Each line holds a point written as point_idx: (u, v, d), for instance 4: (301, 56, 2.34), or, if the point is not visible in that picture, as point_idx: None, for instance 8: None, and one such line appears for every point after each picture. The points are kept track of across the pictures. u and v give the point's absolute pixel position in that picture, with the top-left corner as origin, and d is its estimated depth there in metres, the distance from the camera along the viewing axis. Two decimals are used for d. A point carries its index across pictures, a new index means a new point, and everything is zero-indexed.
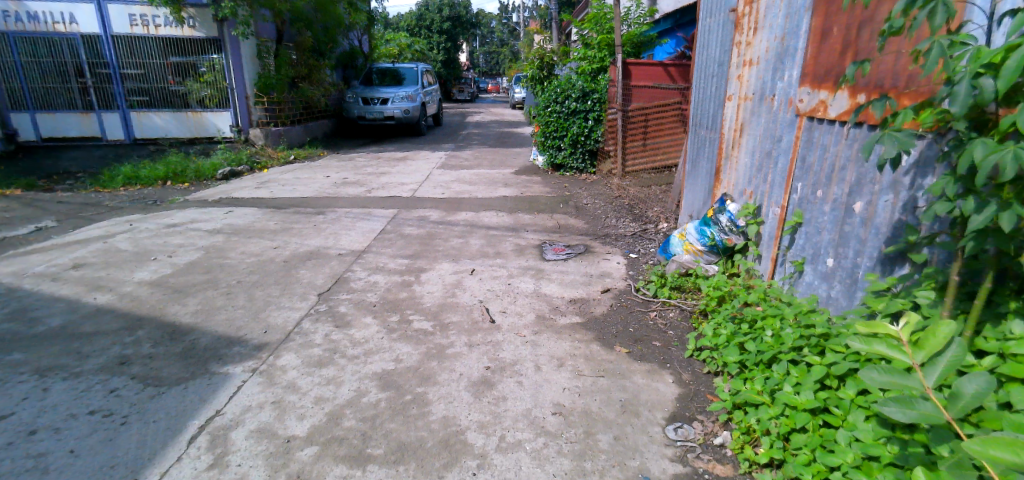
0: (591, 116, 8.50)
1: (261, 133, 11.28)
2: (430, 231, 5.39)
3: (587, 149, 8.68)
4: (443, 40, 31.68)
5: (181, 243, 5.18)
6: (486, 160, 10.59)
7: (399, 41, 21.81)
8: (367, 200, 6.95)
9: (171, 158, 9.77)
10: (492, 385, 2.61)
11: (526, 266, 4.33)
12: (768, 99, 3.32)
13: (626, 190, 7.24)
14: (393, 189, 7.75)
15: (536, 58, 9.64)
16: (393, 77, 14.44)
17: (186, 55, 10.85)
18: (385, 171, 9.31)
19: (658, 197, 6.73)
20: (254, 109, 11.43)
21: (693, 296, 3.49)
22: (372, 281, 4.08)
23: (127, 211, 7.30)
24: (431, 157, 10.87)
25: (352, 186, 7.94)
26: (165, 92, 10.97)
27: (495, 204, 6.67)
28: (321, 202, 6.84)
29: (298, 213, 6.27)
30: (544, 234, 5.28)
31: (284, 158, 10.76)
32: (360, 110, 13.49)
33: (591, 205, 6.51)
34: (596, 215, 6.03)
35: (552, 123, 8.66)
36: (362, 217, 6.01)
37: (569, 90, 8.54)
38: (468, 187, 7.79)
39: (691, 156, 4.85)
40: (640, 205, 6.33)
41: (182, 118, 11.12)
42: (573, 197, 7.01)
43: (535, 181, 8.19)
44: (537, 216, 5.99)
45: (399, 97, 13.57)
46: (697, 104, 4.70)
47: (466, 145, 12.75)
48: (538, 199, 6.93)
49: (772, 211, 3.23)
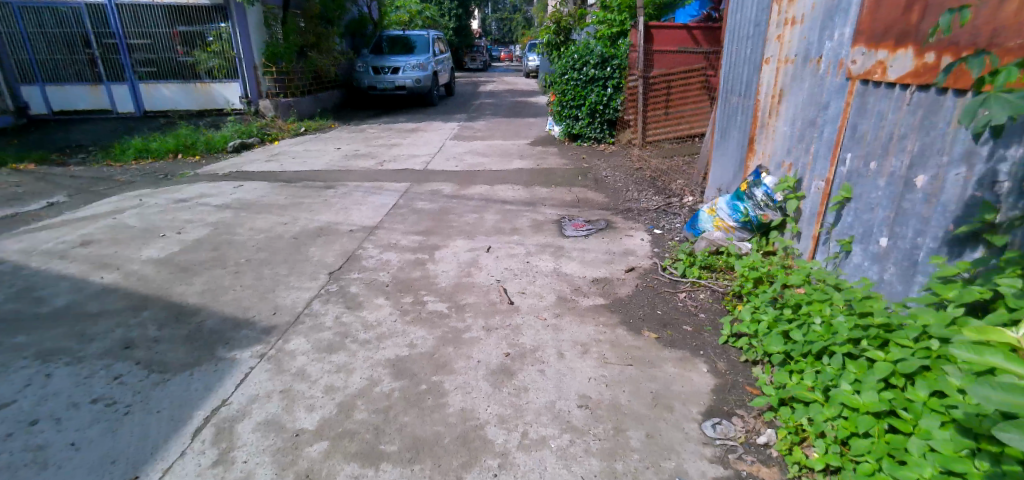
0: (610, 83, 8.12)
1: (270, 105, 11.08)
2: (443, 206, 5.19)
3: (605, 119, 8.36)
4: (454, 7, 30.95)
5: (191, 218, 5.00)
6: (499, 131, 10.30)
7: (408, 8, 21.25)
8: (379, 174, 6.74)
9: (181, 130, 9.61)
10: (512, 374, 2.45)
11: (545, 243, 4.11)
12: (813, 62, 3.05)
13: (647, 162, 6.96)
14: (405, 162, 7.53)
15: (552, 22, 9.19)
16: (404, 45, 14.05)
17: (192, 25, 10.59)
18: (396, 143, 9.07)
19: (681, 168, 6.46)
20: (262, 80, 11.21)
21: (723, 279, 3.29)
22: (384, 260, 3.90)
23: (138, 185, 7.17)
24: (443, 128, 10.61)
25: (363, 159, 7.74)
26: (172, 63, 10.76)
27: (511, 177, 6.44)
28: (331, 175, 6.65)
29: (309, 187, 6.08)
30: (562, 209, 5.05)
31: (294, 131, 10.56)
32: (370, 80, 13.16)
33: (611, 178, 6.24)
34: (617, 189, 5.78)
35: (569, 91, 8.34)
36: (373, 191, 5.81)
37: (588, 56, 8.18)
38: (482, 159, 7.54)
39: (720, 126, 4.59)
40: (662, 178, 6.07)
41: (190, 90, 10.96)
42: (591, 169, 6.75)
43: (551, 153, 7.91)
44: (556, 190, 5.75)
45: (410, 66, 13.23)
46: (727, 69, 4.44)
47: (479, 116, 12.45)
48: (556, 171, 6.67)
49: (815, 185, 3.01)
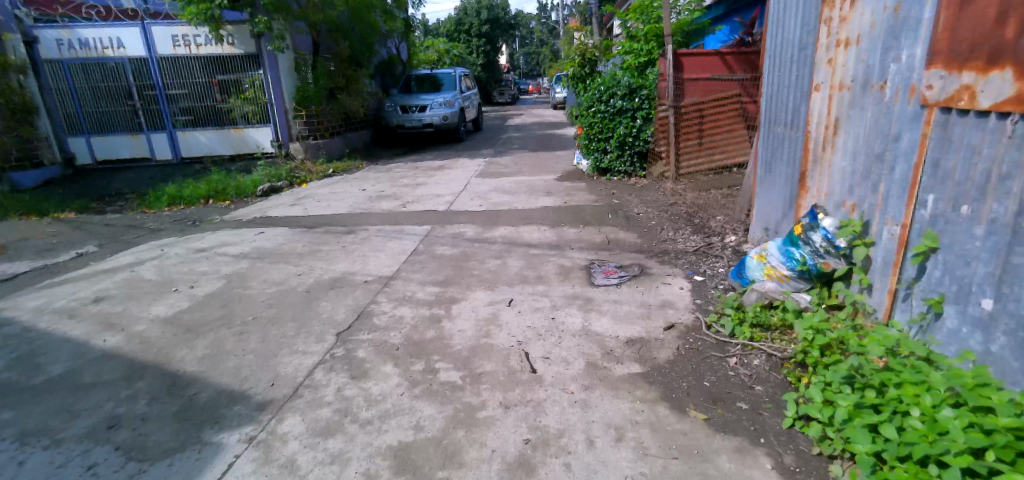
0: (640, 114, 7.81)
1: (301, 147, 11.25)
2: (465, 251, 4.89)
3: (635, 151, 8.04)
4: (482, 44, 31.46)
5: (207, 269, 4.79)
6: (526, 165, 10.05)
7: (437, 46, 21.60)
8: (401, 216, 6.52)
9: (212, 175, 9.68)
10: (532, 470, 2.08)
11: (572, 294, 3.74)
12: (877, 86, 2.75)
13: (681, 196, 6.55)
14: (430, 202, 7.31)
15: (578, 54, 8.98)
16: (432, 83, 14.12)
17: (229, 73, 10.81)
18: (422, 182, 8.90)
19: (719, 203, 6.02)
20: (292, 123, 11.32)
21: (782, 341, 2.90)
22: (398, 315, 3.55)
23: (165, 232, 7.09)
24: (469, 164, 10.44)
25: (386, 200, 7.56)
26: (212, 109, 10.93)
27: (538, 216, 6.11)
28: (352, 218, 6.46)
29: (329, 232, 5.87)
30: (592, 252, 4.67)
31: (323, 172, 10.55)
32: (398, 119, 13.21)
33: (644, 216, 5.84)
34: (650, 228, 5.39)
35: (597, 124, 8.06)
36: (393, 235, 5.57)
37: (615, 87, 7.90)
38: (507, 198, 7.26)
39: (762, 159, 4.22)
40: (699, 214, 5.65)
41: (225, 135, 11.07)
42: (623, 205, 6.38)
43: (580, 188, 7.57)
44: (587, 231, 5.37)
45: (436, 104, 13.24)
46: (766, 99, 4.10)
47: (506, 150, 12.27)
48: (585, 208, 6.32)
49: (889, 230, 2.65)
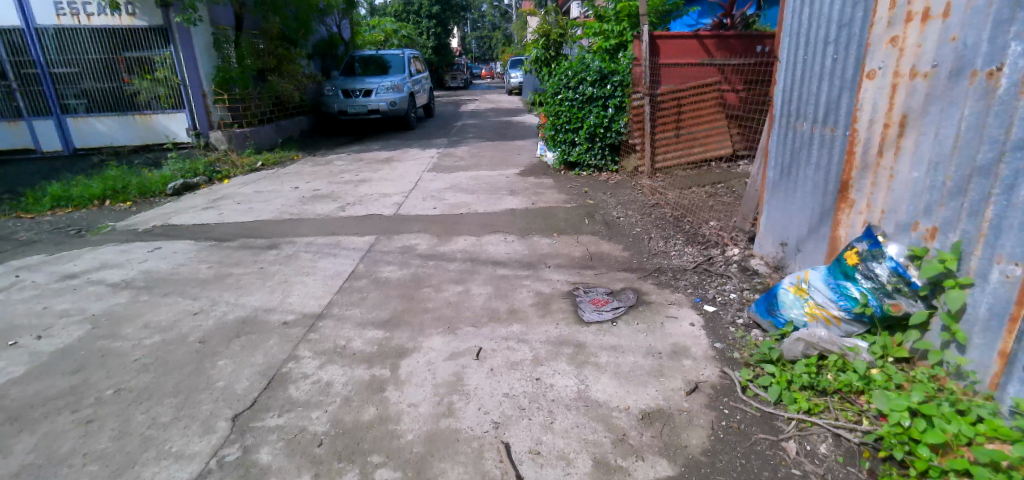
0: (611, 102, 7.10)
1: (223, 136, 9.72)
2: (416, 273, 3.98)
3: (606, 143, 7.32)
4: (433, 26, 30.04)
5: (69, 307, 3.74)
6: (484, 158, 9.14)
7: (384, 26, 20.17)
8: (339, 223, 5.47)
9: (112, 170, 8.19)
10: None
11: (557, 338, 2.91)
12: (980, 75, 2.06)
13: (664, 197, 5.86)
14: (374, 203, 6.28)
15: (541, 35, 8.05)
16: (378, 65, 12.89)
17: (131, 50, 9.25)
18: (366, 178, 7.82)
19: (708, 204, 5.37)
20: (213, 109, 9.86)
21: (850, 414, 2.14)
22: (324, 381, 2.64)
23: (40, 247, 5.79)
24: (419, 156, 9.42)
25: (322, 201, 6.48)
26: (109, 92, 9.36)
27: (504, 224, 5.22)
28: (278, 227, 5.36)
29: (247, 247, 4.79)
30: (569, 274, 3.85)
31: (250, 166, 9.17)
32: (340, 104, 11.92)
33: (626, 224, 5.07)
34: (636, 238, 4.62)
35: (564, 113, 7.31)
36: (328, 251, 4.59)
37: (584, 72, 7.16)
38: (464, 198, 6.33)
39: (775, 161, 3.50)
40: (689, 220, 4.93)
41: (129, 123, 9.55)
42: (597, 209, 5.61)
43: (546, 186, 6.75)
44: (562, 244, 4.55)
45: (383, 88, 12.02)
46: (785, 88, 3.38)
47: (461, 140, 11.26)
48: (556, 214, 5.50)
49: (1002, 271, 1.97)
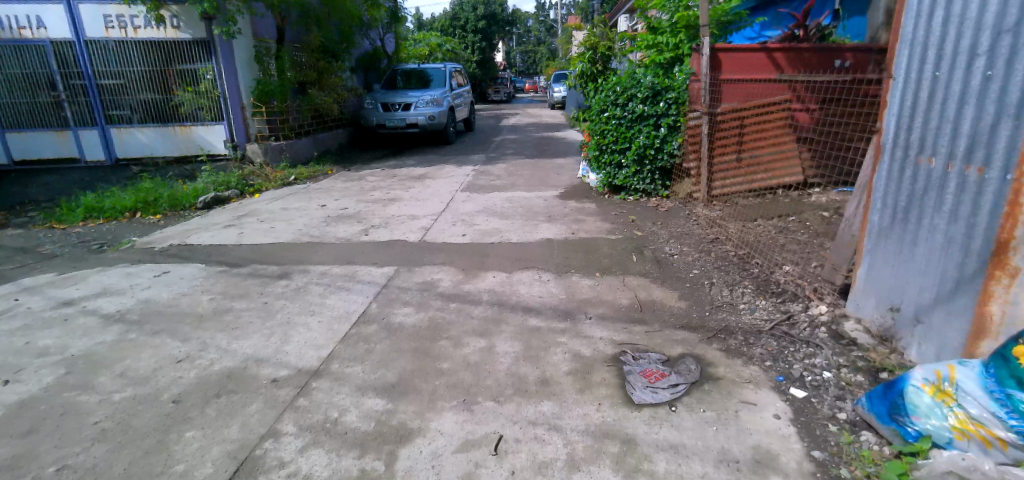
0: (664, 122, 6.57)
1: (259, 148, 9.42)
2: (434, 319, 3.42)
3: (656, 167, 6.81)
4: (477, 39, 29.93)
5: (51, 343, 3.27)
6: (522, 176, 8.58)
7: (429, 40, 20.01)
8: (359, 250, 5.00)
9: (145, 182, 8.02)
10: None
11: (598, 430, 2.32)
12: None
13: (725, 231, 5.17)
14: (400, 226, 5.80)
15: (588, 48, 7.50)
16: (420, 79, 12.60)
17: (173, 62, 9.11)
18: (397, 196, 7.37)
19: (778, 243, 4.69)
20: (250, 122, 9.66)
21: None
22: (302, 476, 2.10)
23: (57, 262, 5.50)
24: (455, 173, 8.95)
25: (347, 222, 6.04)
26: (151, 103, 9.25)
27: (541, 259, 4.61)
28: (295, 253, 4.92)
29: (258, 274, 4.32)
30: (614, 331, 3.22)
31: (283, 180, 8.88)
32: (378, 118, 11.64)
33: (682, 264, 4.39)
34: (695, 283, 3.96)
35: (610, 132, 6.84)
36: (341, 284, 4.09)
37: (634, 88, 6.67)
38: (498, 223, 5.77)
39: (883, 203, 2.95)
40: (757, 266, 4.27)
41: (169, 134, 9.41)
42: (647, 244, 4.94)
43: (588, 213, 6.15)
44: (607, 288, 3.90)
45: (423, 101, 11.68)
46: (903, 113, 2.78)
47: (499, 156, 10.75)
48: (599, 248, 4.87)
49: None
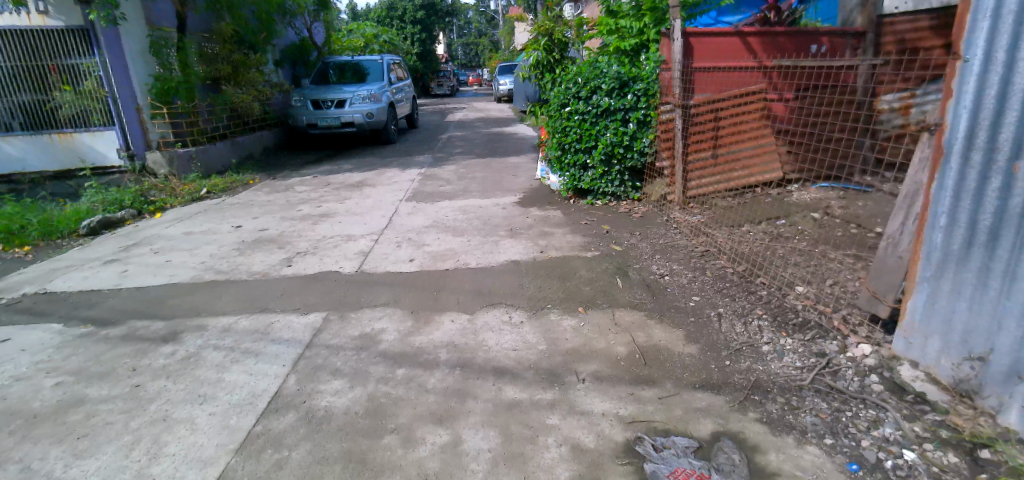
0: (632, 116, 5.94)
1: (163, 158, 8.04)
2: (378, 400, 2.55)
3: (627, 167, 6.15)
4: (417, 31, 28.60)
5: None
6: (475, 180, 7.72)
7: (364, 31, 18.66)
8: (279, 289, 4.02)
9: (9, 206, 6.60)
10: None
11: None
12: None
13: (718, 244, 4.47)
14: (332, 250, 4.83)
15: (542, 34, 6.67)
16: (355, 73, 11.42)
17: (43, 58, 7.62)
18: (330, 210, 6.33)
19: (776, 254, 4.08)
20: (149, 126, 8.22)
21: None
22: None
23: None
24: (398, 179, 7.98)
25: (267, 248, 5.01)
26: (17, 107, 7.72)
27: (507, 291, 3.78)
28: (195, 300, 3.90)
29: (134, 338, 3.40)
30: (618, 400, 2.44)
31: (193, 194, 7.54)
32: (309, 117, 10.41)
33: (676, 292, 3.65)
34: (699, 317, 3.23)
35: (574, 129, 6.14)
36: (252, 348, 3.17)
37: (598, 79, 6.02)
38: (452, 243, 4.92)
39: (953, 221, 2.29)
40: (762, 288, 3.57)
41: (44, 144, 7.89)
42: (632, 270, 4.17)
43: (553, 225, 5.41)
44: (596, 331, 3.12)
45: (358, 97, 10.53)
46: (984, 103, 2.17)
47: (446, 156, 9.80)
48: (576, 272, 4.13)
49: None
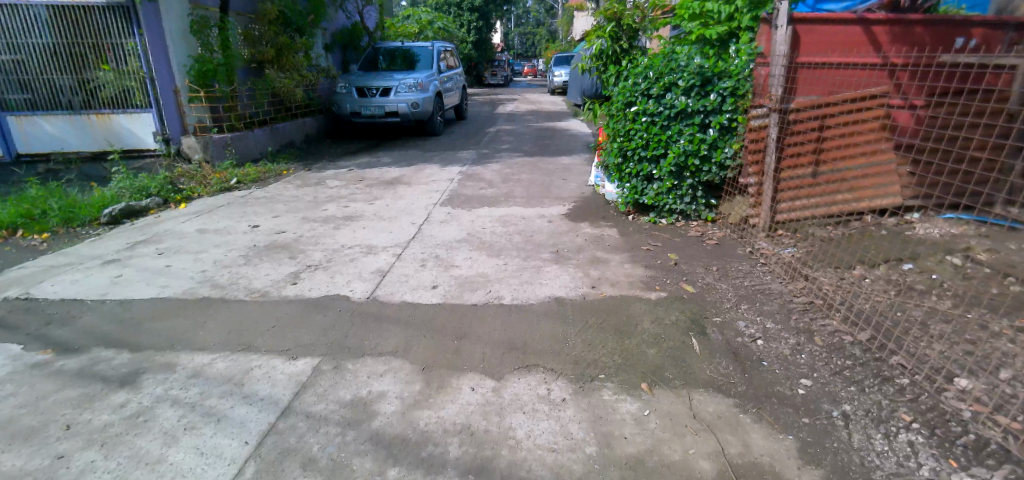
0: (712, 120, 4.96)
1: (197, 144, 7.63)
2: None
3: (700, 182, 5.18)
4: (474, 19, 27.89)
5: None
6: (521, 183, 6.91)
7: (419, 17, 18.11)
8: (273, 316, 3.30)
9: (35, 189, 6.26)
10: None
11: None
12: None
13: (827, 297, 3.59)
14: (350, 265, 4.14)
15: (609, 19, 5.72)
16: (405, 60, 10.80)
17: (83, 36, 7.29)
18: (357, 211, 5.67)
19: (907, 324, 3.21)
20: (187, 110, 7.85)
21: None
22: None
23: None
24: (437, 177, 7.28)
25: (277, 255, 4.37)
26: (57, 86, 7.45)
27: (547, 345, 2.96)
28: (176, 323, 3.22)
29: (87, 374, 2.73)
30: None
31: (224, 183, 7.06)
32: (353, 105, 9.84)
33: (778, 371, 2.81)
34: (817, 419, 2.45)
35: (640, 133, 5.20)
36: (217, 406, 2.45)
37: (674, 74, 5.06)
38: (486, 265, 4.15)
39: None
40: (902, 374, 2.77)
41: (82, 124, 7.63)
42: (710, 325, 3.28)
43: (610, 249, 4.54)
44: (667, 429, 2.33)
45: (405, 86, 9.88)
46: None
47: (493, 153, 9.06)
48: (638, 323, 3.26)
49: None
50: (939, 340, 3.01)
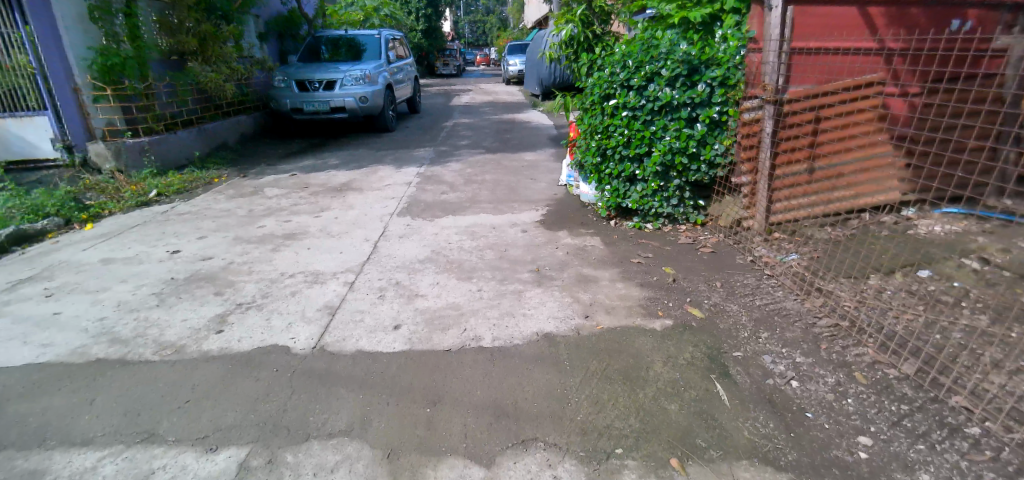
0: (700, 113, 4.45)
1: (107, 150, 6.60)
2: None
3: (687, 182, 4.68)
4: (422, 6, 26.70)
5: None
6: (485, 184, 6.26)
7: (363, 3, 16.95)
8: (188, 383, 2.56)
9: None
10: None
11: None
12: None
13: (852, 317, 3.12)
14: (291, 301, 3.40)
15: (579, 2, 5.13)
16: (350, 49, 9.89)
17: None
18: (300, 226, 4.89)
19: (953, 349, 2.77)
20: (93, 112, 6.78)
21: None
22: None
23: None
24: (391, 180, 6.53)
25: (200, 291, 3.58)
26: None
27: (545, 409, 2.36)
28: (53, 404, 2.44)
29: None
30: None
31: (142, 197, 6.09)
32: (293, 100, 8.91)
33: (829, 427, 2.30)
34: None
35: (620, 129, 4.64)
36: None
37: (656, 62, 4.51)
38: (456, 293, 3.50)
39: None
40: (969, 421, 2.31)
41: None
42: (731, 363, 2.74)
43: (597, 264, 3.97)
44: None
45: (351, 78, 9.00)
46: None
47: (451, 149, 8.36)
48: (648, 366, 2.69)
49: None
50: (997, 369, 2.58)
